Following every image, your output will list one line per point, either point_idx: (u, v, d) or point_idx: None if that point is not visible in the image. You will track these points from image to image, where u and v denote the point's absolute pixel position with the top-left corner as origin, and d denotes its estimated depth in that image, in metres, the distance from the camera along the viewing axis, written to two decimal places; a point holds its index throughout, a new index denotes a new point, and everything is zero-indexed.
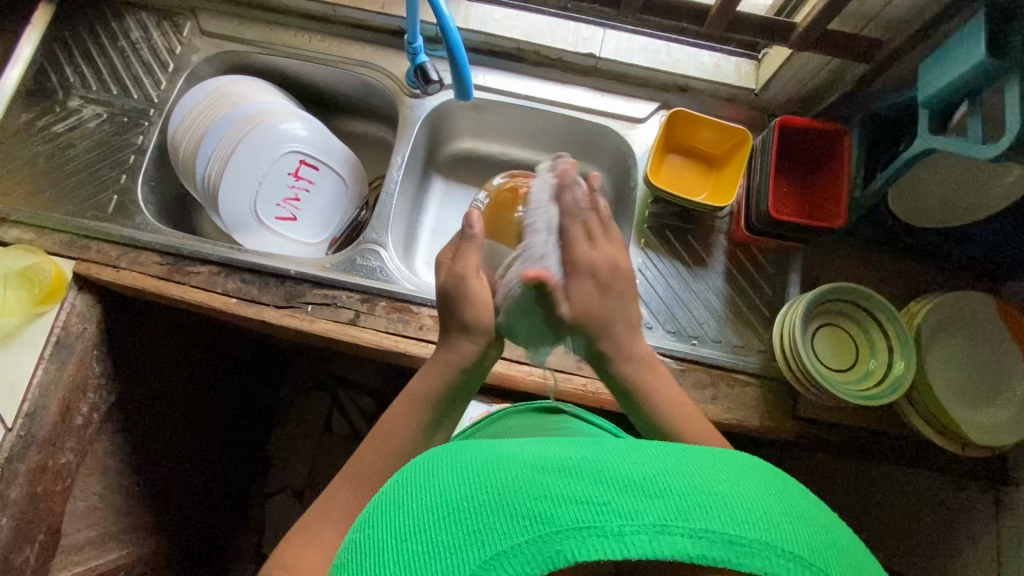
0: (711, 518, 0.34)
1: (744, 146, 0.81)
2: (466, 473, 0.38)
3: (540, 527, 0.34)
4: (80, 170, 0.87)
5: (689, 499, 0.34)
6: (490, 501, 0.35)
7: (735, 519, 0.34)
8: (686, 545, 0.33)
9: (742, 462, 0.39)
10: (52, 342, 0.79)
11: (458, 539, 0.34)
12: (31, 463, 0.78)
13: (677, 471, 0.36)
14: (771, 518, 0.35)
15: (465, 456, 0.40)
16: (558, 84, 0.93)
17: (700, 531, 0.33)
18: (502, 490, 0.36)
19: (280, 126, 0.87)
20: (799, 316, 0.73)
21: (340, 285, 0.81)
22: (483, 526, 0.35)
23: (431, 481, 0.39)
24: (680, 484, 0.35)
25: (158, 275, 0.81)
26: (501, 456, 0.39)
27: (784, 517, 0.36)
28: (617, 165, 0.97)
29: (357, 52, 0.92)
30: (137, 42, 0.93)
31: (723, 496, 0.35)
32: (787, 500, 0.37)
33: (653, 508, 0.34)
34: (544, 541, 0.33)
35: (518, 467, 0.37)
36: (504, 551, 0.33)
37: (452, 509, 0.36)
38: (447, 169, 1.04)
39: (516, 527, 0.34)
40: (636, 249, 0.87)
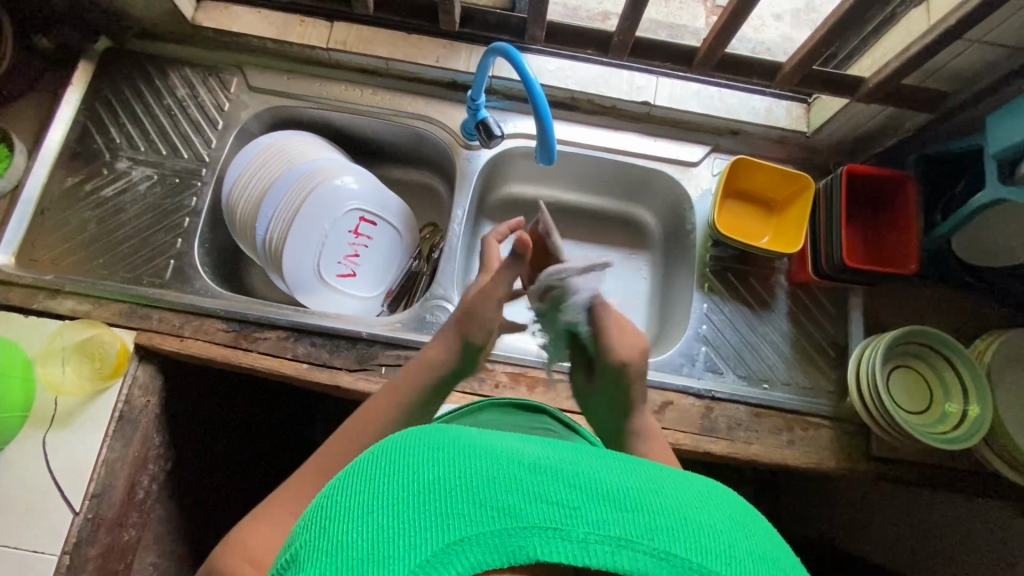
0: (677, 541, 0.31)
1: (806, 192, 0.83)
2: (439, 447, 0.34)
3: (506, 520, 0.31)
4: (134, 234, 0.85)
5: (660, 517, 0.32)
6: (459, 483, 0.32)
7: (701, 544, 0.32)
8: (649, 565, 0.31)
9: (716, 493, 0.37)
10: (116, 418, 0.76)
11: (422, 514, 0.30)
12: (100, 546, 0.75)
13: (654, 487, 0.34)
14: (740, 552, 0.33)
15: (439, 432, 0.36)
16: (611, 131, 0.93)
17: (666, 553, 0.31)
18: (472, 473, 0.32)
19: (339, 184, 0.86)
20: (877, 361, 0.75)
21: (413, 345, 0.80)
22: (447, 507, 0.31)
23: (402, 451, 0.35)
24: (651, 499, 0.33)
25: (225, 343, 0.79)
26: (473, 440, 0.35)
27: (755, 553, 0.33)
28: (670, 207, 0.97)
29: (410, 105, 0.92)
30: (184, 100, 0.91)
31: (694, 519, 0.33)
32: (760, 540, 0.35)
33: (623, 520, 0.31)
34: (507, 536, 0.30)
35: (493, 454, 0.34)
36: (465, 539, 0.30)
37: (420, 485, 0.32)
38: (496, 214, 1.04)
39: (480, 514, 0.31)
40: (700, 294, 0.88)
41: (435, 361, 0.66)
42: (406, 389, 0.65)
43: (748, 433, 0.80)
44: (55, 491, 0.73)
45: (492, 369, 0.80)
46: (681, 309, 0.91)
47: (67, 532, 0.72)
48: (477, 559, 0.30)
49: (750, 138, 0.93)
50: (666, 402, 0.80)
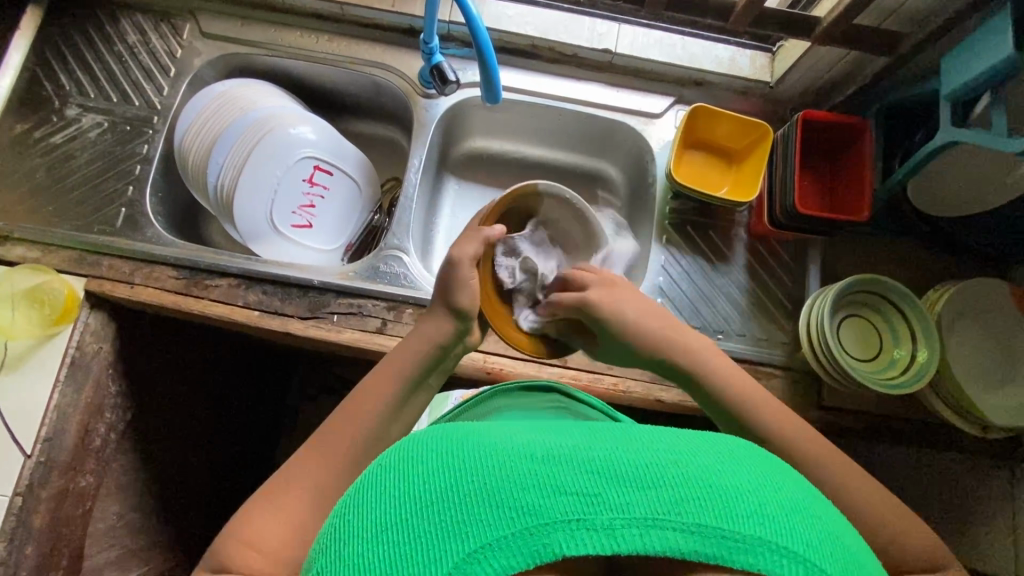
0: (707, 510, 0.31)
1: (764, 141, 0.82)
2: (448, 456, 0.35)
3: (527, 519, 0.30)
4: (83, 182, 0.84)
5: (685, 490, 0.32)
6: (474, 488, 0.32)
7: (734, 511, 0.31)
8: (679, 541, 0.30)
9: (739, 455, 0.36)
10: (66, 364, 0.76)
11: (438, 530, 0.31)
12: (53, 489, 0.76)
13: (671, 459, 0.34)
14: (771, 511, 0.32)
15: (447, 440, 0.37)
16: (572, 81, 0.92)
17: (694, 526, 0.30)
18: (484, 478, 0.32)
19: (292, 131, 0.85)
20: (827, 309, 0.74)
21: (365, 294, 0.80)
22: (464, 516, 0.31)
23: (413, 465, 0.35)
24: (673, 471, 0.33)
25: (176, 290, 0.79)
26: (483, 442, 0.35)
27: (781, 510, 0.33)
28: (633, 160, 0.96)
29: (366, 53, 0.90)
30: (135, 46, 0.89)
31: (719, 486, 0.32)
32: (787, 495, 0.34)
33: (647, 500, 0.31)
34: (529, 535, 0.30)
35: (506, 453, 0.34)
36: (487, 545, 0.30)
37: (433, 500, 0.32)
38: (459, 169, 1.03)
39: (502, 516, 0.31)
40: (658, 246, 0.88)
41: (427, 339, 0.66)
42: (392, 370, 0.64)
43: None
44: (7, 435, 0.74)
45: None
46: (640, 263, 0.91)
47: (20, 474, 0.73)
48: (503, 564, 0.30)
49: (714, 89, 0.92)
50: None
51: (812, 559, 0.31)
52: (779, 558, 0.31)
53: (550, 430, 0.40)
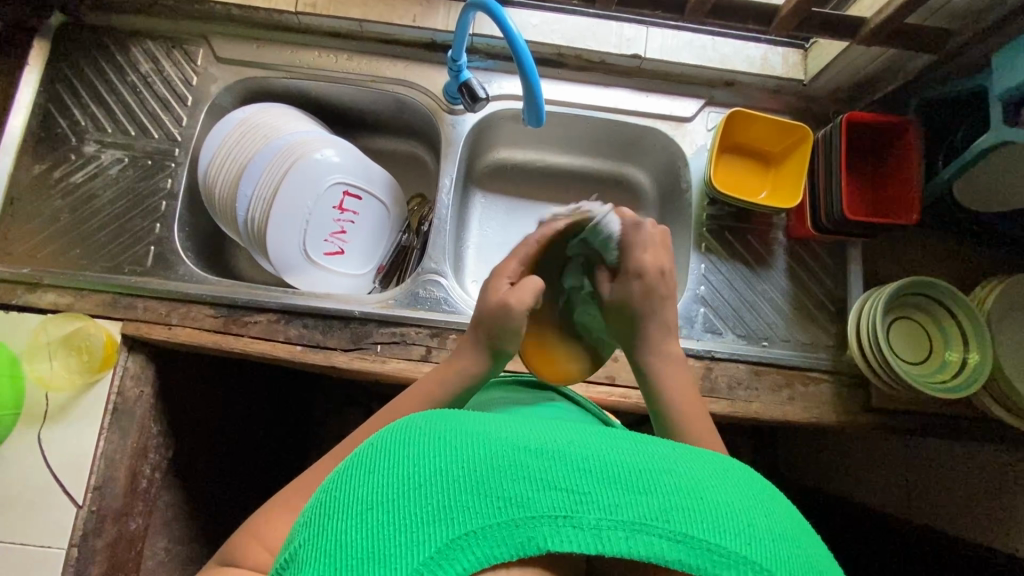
0: (692, 522, 0.33)
1: (804, 144, 0.80)
2: (440, 439, 0.36)
3: (515, 510, 0.33)
4: (109, 221, 0.81)
5: (673, 498, 0.34)
6: (469, 477, 0.34)
7: (720, 526, 0.34)
8: (660, 547, 0.33)
9: (734, 471, 0.38)
10: (111, 411, 0.75)
11: (425, 514, 0.32)
12: (108, 536, 0.75)
13: (664, 468, 0.36)
14: (759, 531, 0.34)
15: (443, 424, 0.38)
16: (600, 88, 0.90)
17: (678, 535, 0.33)
18: (480, 465, 0.34)
19: (320, 157, 0.83)
20: (879, 313, 0.74)
21: (407, 322, 0.79)
22: (453, 502, 0.33)
23: (405, 445, 0.36)
24: (663, 479, 0.35)
25: (215, 329, 0.77)
26: (479, 431, 0.37)
27: (771, 533, 0.35)
28: (663, 165, 0.94)
29: (389, 70, 0.88)
30: (148, 75, 0.86)
31: (710, 498, 0.35)
32: (780, 516, 0.36)
33: (636, 504, 0.33)
34: (514, 526, 0.33)
35: (502, 444, 0.35)
36: (473, 531, 0.32)
37: (423, 481, 0.34)
38: (485, 181, 1.01)
39: (490, 506, 0.33)
40: (698, 254, 0.86)
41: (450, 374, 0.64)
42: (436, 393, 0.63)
43: (748, 392, 0.80)
44: (57, 487, 0.73)
45: None
46: (678, 272, 0.90)
47: (73, 525, 0.72)
48: (485, 552, 0.32)
49: (745, 90, 0.90)
50: None
51: None
52: None
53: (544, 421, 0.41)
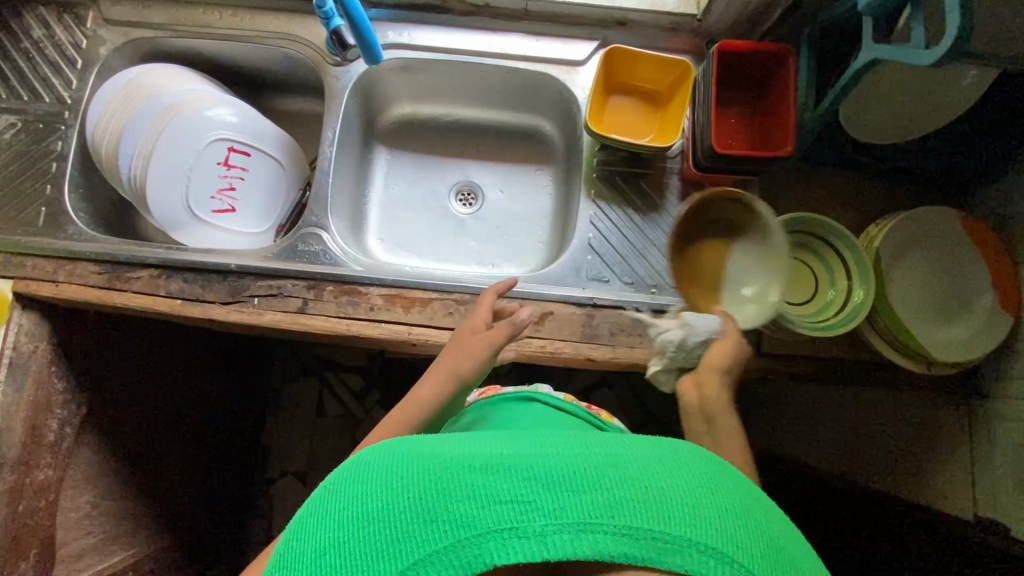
0: (638, 513, 0.36)
1: (687, 78, 0.77)
2: (391, 474, 0.40)
3: (459, 531, 0.35)
4: (4, 184, 0.84)
5: (617, 496, 0.36)
6: (415, 507, 0.37)
7: (665, 515, 0.36)
8: (609, 543, 0.35)
9: (679, 457, 0.41)
10: (5, 364, 0.79)
11: (376, 552, 0.35)
12: (7, 484, 0.79)
13: (606, 465, 0.38)
14: (704, 512, 0.37)
15: (392, 458, 0.42)
16: (487, 33, 0.87)
17: (625, 528, 0.35)
18: (425, 491, 0.37)
19: (203, 114, 0.83)
20: (752, 254, 0.71)
21: (284, 274, 0.79)
22: (402, 536, 0.36)
23: (355, 485, 0.40)
24: (605, 476, 0.37)
25: (99, 285, 0.79)
26: (425, 457, 0.40)
27: (713, 511, 0.37)
28: (561, 112, 0.92)
29: (271, 24, 0.87)
30: (40, 41, 0.88)
31: (655, 489, 0.37)
32: (723, 494, 0.39)
33: (580, 505, 0.36)
34: (462, 547, 0.35)
35: (449, 468, 0.38)
36: (424, 559, 0.35)
37: (372, 520, 0.37)
38: (390, 139, 1.01)
39: (438, 532, 0.35)
40: (586, 201, 0.84)
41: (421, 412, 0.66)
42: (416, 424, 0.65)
43: (631, 338, 0.78)
44: None
45: (366, 293, 0.79)
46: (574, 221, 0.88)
47: None
48: None
49: (639, 28, 0.86)
50: (547, 313, 0.78)
51: (736, 557, 0.35)
52: (708, 558, 0.35)
53: (495, 439, 0.45)
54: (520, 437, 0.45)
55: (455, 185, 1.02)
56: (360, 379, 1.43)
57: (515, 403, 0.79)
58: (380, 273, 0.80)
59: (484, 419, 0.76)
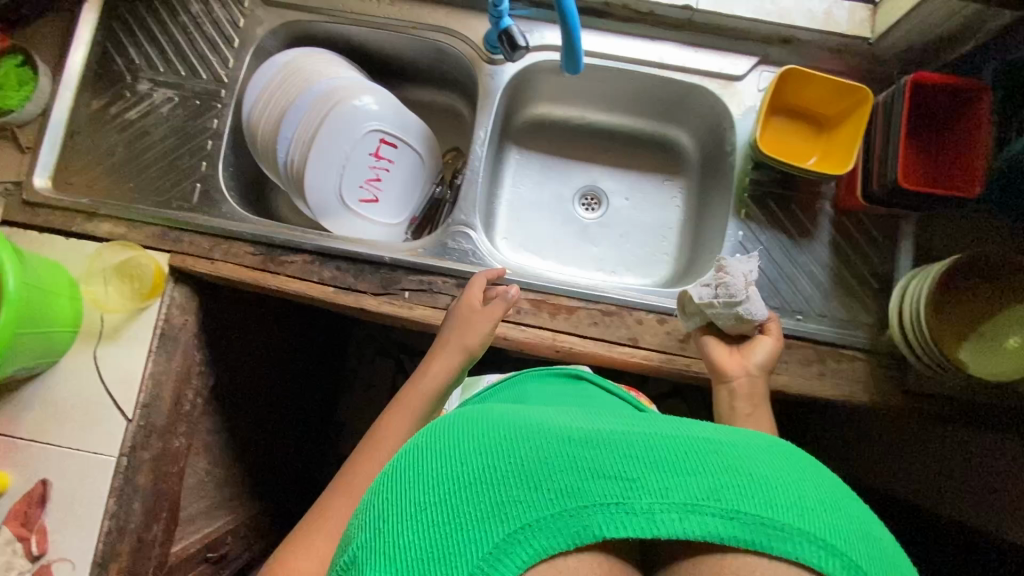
0: (746, 498, 0.35)
1: (862, 106, 0.75)
2: (485, 437, 0.39)
3: (564, 501, 0.35)
4: (160, 158, 0.85)
5: (724, 479, 0.36)
6: (516, 473, 0.36)
7: (773, 500, 0.36)
8: (718, 526, 0.35)
9: (774, 443, 0.41)
10: (158, 334, 0.80)
11: (478, 514, 0.35)
12: (153, 450, 0.82)
13: (707, 449, 0.38)
14: (813, 501, 0.36)
15: (481, 422, 0.41)
16: (645, 41, 0.86)
17: (732, 513, 0.35)
18: (526, 458, 0.37)
19: (358, 103, 0.83)
20: (931, 284, 0.70)
21: (435, 270, 0.80)
22: (506, 499, 0.35)
23: (446, 443, 0.40)
24: (708, 458, 0.37)
25: (254, 266, 0.81)
26: (518, 425, 0.40)
27: (820, 501, 0.37)
28: (709, 125, 0.90)
29: (429, 16, 0.87)
30: (198, 16, 0.88)
31: (763, 476, 0.37)
32: (826, 482, 0.39)
33: (687, 487, 0.36)
34: (568, 517, 0.35)
35: (547, 438, 0.38)
36: (528, 525, 0.35)
37: (470, 481, 0.36)
38: (521, 138, 1.00)
39: (543, 499, 0.35)
40: (736, 221, 0.83)
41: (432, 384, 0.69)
42: (424, 400, 0.68)
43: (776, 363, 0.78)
44: (110, 401, 0.79)
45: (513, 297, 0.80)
46: (715, 239, 0.88)
47: (122, 438, 0.79)
48: (543, 545, 0.34)
49: (803, 47, 0.84)
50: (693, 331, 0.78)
51: (843, 550, 0.35)
52: (818, 549, 0.35)
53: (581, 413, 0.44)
54: (605, 414, 0.45)
55: (580, 189, 1.01)
56: None
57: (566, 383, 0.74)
58: (527, 278, 0.81)
59: (534, 391, 0.71)
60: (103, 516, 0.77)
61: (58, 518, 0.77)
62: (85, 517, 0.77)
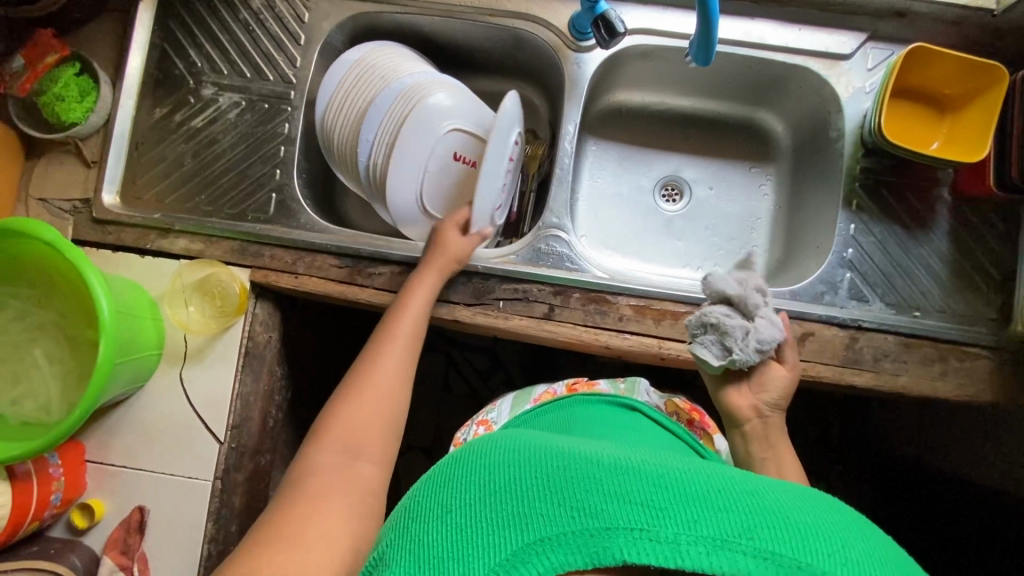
0: (780, 541, 0.35)
1: (995, 87, 0.69)
2: (521, 455, 0.42)
3: (586, 520, 0.36)
4: (231, 168, 0.81)
5: (755, 517, 0.36)
6: (546, 488, 0.38)
7: (811, 550, 0.35)
8: (748, 563, 0.34)
9: (825, 502, 0.39)
10: (244, 354, 0.77)
11: (504, 522, 0.37)
12: (245, 471, 0.79)
13: (740, 491, 0.38)
14: (858, 558, 0.35)
15: (523, 442, 0.44)
16: (743, 19, 0.80)
17: (766, 553, 0.34)
18: (556, 476, 0.39)
19: (437, 101, 0.78)
20: None
21: (531, 278, 0.76)
22: (531, 511, 0.37)
23: (484, 458, 0.43)
24: (743, 501, 0.37)
25: (341, 279, 0.77)
26: (554, 448, 0.42)
27: (867, 558, 0.35)
28: (808, 109, 0.85)
29: (508, 2, 0.81)
30: (260, 12, 0.82)
31: (801, 523, 0.36)
32: (879, 549, 0.36)
33: (718, 521, 0.35)
34: (590, 535, 0.36)
35: (579, 460, 0.40)
36: (548, 537, 0.36)
37: (499, 492, 0.39)
38: (597, 128, 0.95)
39: (565, 518, 0.36)
40: (846, 213, 0.78)
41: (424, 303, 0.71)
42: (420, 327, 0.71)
43: (896, 365, 0.74)
44: (201, 424, 0.77)
45: (614, 303, 0.76)
46: (818, 231, 0.82)
47: (216, 461, 0.76)
48: (561, 559, 0.36)
49: (919, 21, 0.77)
50: (807, 333, 0.74)
51: None
52: None
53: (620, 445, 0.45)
54: (645, 449, 0.45)
55: (660, 179, 0.95)
56: (488, 359, 1.33)
57: (619, 411, 0.69)
58: (628, 282, 0.76)
59: (576, 417, 0.69)
60: (202, 541, 0.75)
61: (158, 545, 0.75)
62: (183, 543, 0.75)
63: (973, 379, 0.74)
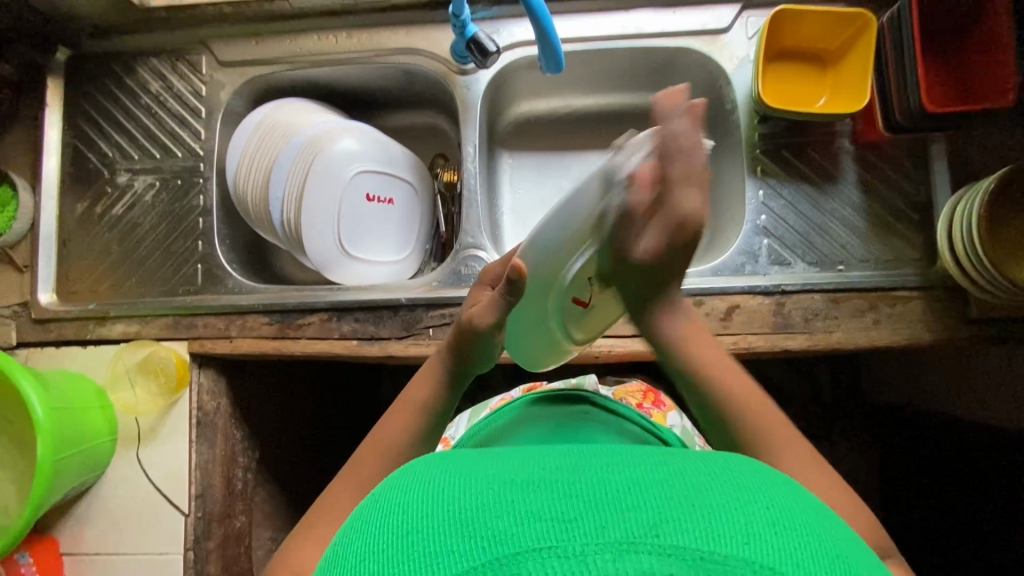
0: (690, 528, 0.27)
1: (866, 33, 0.71)
2: (407, 499, 0.33)
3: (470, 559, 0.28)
4: (156, 248, 0.84)
5: (665, 508, 0.29)
6: (429, 529, 0.30)
7: (711, 529, 0.28)
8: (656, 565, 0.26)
9: (735, 478, 0.33)
10: (195, 424, 0.79)
11: None
12: (217, 537, 0.80)
13: (651, 479, 0.31)
14: (767, 532, 0.28)
15: (410, 481, 0.36)
16: (619, 14, 0.82)
17: (673, 547, 0.27)
18: (443, 512, 0.31)
19: (338, 147, 0.80)
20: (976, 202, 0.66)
21: (455, 300, 0.77)
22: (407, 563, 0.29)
23: (367, 514, 0.34)
24: (652, 491, 0.30)
25: (273, 335, 0.79)
26: (448, 479, 0.34)
27: (772, 529, 0.29)
28: (702, 84, 0.85)
29: (390, 41, 0.83)
30: (159, 94, 0.86)
31: (706, 504, 0.29)
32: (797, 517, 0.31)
33: (623, 522, 0.28)
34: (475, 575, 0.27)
35: (472, 486, 0.32)
36: None
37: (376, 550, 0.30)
38: (510, 140, 0.96)
39: (443, 555, 0.29)
40: (754, 181, 0.79)
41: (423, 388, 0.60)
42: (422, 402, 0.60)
43: (828, 322, 0.74)
44: (164, 500, 0.78)
45: None
46: (734, 202, 0.83)
47: (184, 533, 0.78)
48: None
49: None
50: (733, 307, 0.75)
51: None
52: None
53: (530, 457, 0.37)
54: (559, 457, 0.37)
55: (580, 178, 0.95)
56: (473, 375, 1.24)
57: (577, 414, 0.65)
58: None
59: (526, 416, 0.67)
60: None
61: None
62: None
63: (910, 322, 0.73)
